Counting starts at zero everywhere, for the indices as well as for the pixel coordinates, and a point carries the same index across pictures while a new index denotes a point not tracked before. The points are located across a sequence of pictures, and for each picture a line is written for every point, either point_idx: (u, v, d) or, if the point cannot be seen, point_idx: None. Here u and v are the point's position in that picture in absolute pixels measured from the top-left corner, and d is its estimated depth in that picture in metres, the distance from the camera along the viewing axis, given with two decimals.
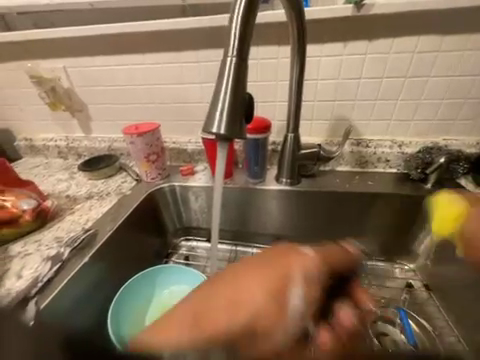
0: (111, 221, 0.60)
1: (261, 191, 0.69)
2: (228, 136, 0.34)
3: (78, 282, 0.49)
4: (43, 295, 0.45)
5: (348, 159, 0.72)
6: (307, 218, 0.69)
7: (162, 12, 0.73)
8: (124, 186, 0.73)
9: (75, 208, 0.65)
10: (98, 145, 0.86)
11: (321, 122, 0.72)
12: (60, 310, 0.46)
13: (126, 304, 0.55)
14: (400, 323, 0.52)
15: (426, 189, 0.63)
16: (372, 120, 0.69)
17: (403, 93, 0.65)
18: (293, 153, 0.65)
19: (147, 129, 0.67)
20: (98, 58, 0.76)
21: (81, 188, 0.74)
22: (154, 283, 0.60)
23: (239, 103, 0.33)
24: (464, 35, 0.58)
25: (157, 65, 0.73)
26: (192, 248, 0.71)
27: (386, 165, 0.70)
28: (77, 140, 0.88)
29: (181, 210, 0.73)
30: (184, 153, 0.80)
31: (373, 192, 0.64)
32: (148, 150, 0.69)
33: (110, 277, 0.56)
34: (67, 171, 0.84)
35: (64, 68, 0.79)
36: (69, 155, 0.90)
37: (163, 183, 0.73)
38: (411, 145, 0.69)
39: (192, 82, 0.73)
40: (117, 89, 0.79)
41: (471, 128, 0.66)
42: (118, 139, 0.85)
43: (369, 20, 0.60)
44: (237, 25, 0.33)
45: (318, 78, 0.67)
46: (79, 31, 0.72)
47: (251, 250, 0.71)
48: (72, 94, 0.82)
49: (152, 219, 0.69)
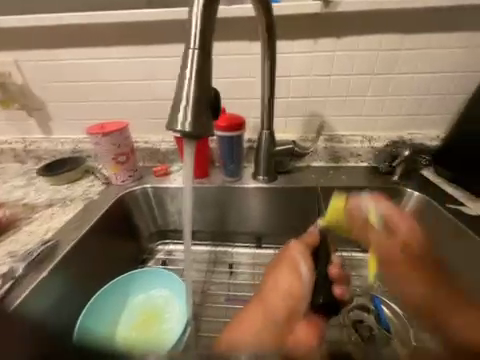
0: (75, 230, 0.55)
1: (238, 189, 0.68)
2: (195, 133, 0.32)
3: (36, 300, 0.44)
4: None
5: (323, 154, 0.73)
6: (284, 214, 0.69)
7: (126, 2, 0.68)
8: (92, 190, 0.67)
9: (33, 217, 0.59)
10: (61, 147, 0.79)
11: (296, 118, 0.72)
12: None
13: (94, 320, 0.50)
14: (373, 309, 0.54)
15: (393, 180, 0.66)
16: (343, 116, 0.72)
17: (370, 89, 0.68)
18: (269, 149, 0.65)
19: (113, 128, 0.63)
20: (55, 52, 0.69)
21: (42, 195, 0.67)
22: (126, 293, 0.56)
23: (204, 98, 0.32)
24: (422, 35, 0.62)
25: (123, 59, 0.68)
26: (169, 252, 0.68)
27: (358, 159, 0.73)
28: (36, 142, 0.80)
29: (156, 212, 0.70)
30: (157, 153, 0.76)
31: (346, 186, 0.66)
32: (117, 150, 0.64)
33: (77, 290, 0.51)
34: (25, 176, 0.76)
35: (14, 62, 0.71)
36: (27, 159, 0.82)
37: (135, 185, 0.69)
38: (380, 139, 0.72)
39: (162, 78, 0.70)
40: (80, 85, 0.73)
41: (431, 123, 0.71)
42: (83, 140, 0.79)
43: (337, 17, 0.61)
44: (198, 15, 0.31)
45: (291, 74, 0.67)
46: (29, 21, 0.65)
47: (231, 249, 0.70)
48: (26, 91, 0.74)
49: (123, 224, 0.65)
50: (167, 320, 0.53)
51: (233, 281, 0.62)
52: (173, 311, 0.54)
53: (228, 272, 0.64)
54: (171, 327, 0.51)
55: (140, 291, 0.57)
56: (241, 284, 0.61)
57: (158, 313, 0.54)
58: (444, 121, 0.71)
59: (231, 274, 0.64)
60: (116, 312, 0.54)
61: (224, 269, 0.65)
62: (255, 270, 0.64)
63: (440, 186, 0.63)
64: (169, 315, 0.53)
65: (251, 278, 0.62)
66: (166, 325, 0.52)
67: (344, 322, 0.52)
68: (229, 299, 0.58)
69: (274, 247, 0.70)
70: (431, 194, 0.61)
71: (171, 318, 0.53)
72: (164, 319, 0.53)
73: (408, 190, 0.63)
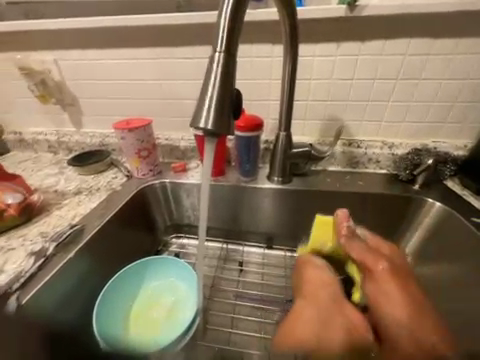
0: (99, 217, 0.59)
1: (252, 189, 0.69)
2: (216, 131, 0.33)
3: (63, 278, 0.48)
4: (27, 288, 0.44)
5: (339, 159, 0.72)
6: (297, 217, 0.69)
7: (157, 7, 0.72)
8: (115, 182, 0.72)
9: (63, 202, 0.64)
10: (89, 140, 0.85)
11: (313, 121, 0.72)
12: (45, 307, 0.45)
13: (112, 301, 0.54)
14: None
15: (413, 189, 0.64)
16: (364, 121, 0.70)
17: (394, 95, 0.66)
18: (285, 151, 0.65)
19: (138, 124, 0.67)
20: (90, 52, 0.75)
21: (71, 183, 0.73)
22: (142, 280, 0.60)
23: (226, 98, 0.33)
24: (454, 40, 0.59)
25: (150, 60, 0.72)
26: (182, 245, 0.71)
27: (376, 165, 0.71)
28: (68, 134, 0.87)
29: (172, 207, 0.73)
30: (176, 150, 0.79)
31: (363, 192, 0.65)
32: (140, 146, 0.68)
33: (96, 272, 0.55)
34: (56, 165, 0.83)
35: (54, 60, 0.78)
36: (59, 150, 0.89)
37: (154, 179, 0.72)
38: (401, 146, 0.70)
39: (186, 78, 0.73)
40: (109, 83, 0.78)
41: (459, 131, 0.68)
42: (109, 134, 0.84)
43: (362, 21, 0.60)
44: (226, 19, 0.32)
45: (312, 77, 0.67)
46: (70, 23, 0.71)
47: (242, 248, 0.72)
48: (63, 87, 0.81)
49: (141, 215, 0.68)
50: (168, 321, 0.53)
51: (242, 278, 0.63)
52: (183, 300, 0.56)
53: (238, 269, 0.65)
54: (180, 315, 0.54)
55: (155, 279, 0.60)
56: (251, 282, 0.62)
57: (166, 306, 0.56)
58: (473, 130, 0.67)
59: (241, 272, 0.65)
60: (131, 295, 0.58)
61: (234, 266, 0.66)
62: (265, 270, 0.65)
63: (465, 198, 0.60)
64: (179, 304, 0.56)
65: (260, 278, 0.63)
66: (175, 312, 0.54)
67: None
68: (238, 296, 0.59)
69: (285, 249, 0.70)
70: (455, 205, 0.58)
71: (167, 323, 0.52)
72: (164, 321, 0.53)
73: (429, 201, 0.61)
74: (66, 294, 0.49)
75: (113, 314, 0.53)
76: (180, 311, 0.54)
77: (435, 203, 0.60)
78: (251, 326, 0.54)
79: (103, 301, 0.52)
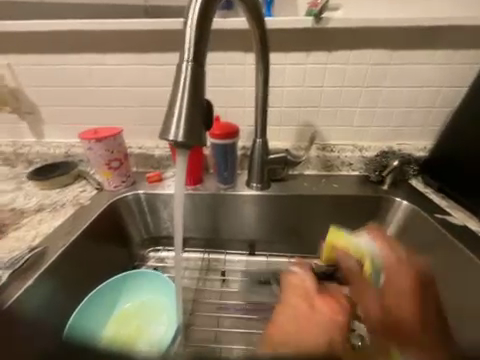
0: (64, 236, 0.54)
1: (231, 196, 0.68)
2: (187, 143, 0.32)
3: (20, 310, 0.42)
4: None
5: (315, 163, 0.75)
6: (278, 222, 0.69)
7: (124, 11, 0.69)
8: (82, 195, 0.66)
9: (21, 222, 0.58)
10: (52, 151, 0.78)
11: (289, 127, 0.74)
12: None
13: (85, 320, 0.50)
14: None
15: (383, 189, 0.68)
16: (335, 126, 0.73)
17: (361, 101, 0.70)
18: (262, 157, 0.66)
19: (107, 133, 0.63)
20: (50, 57, 0.69)
21: (31, 200, 0.66)
22: (119, 296, 0.56)
23: (196, 108, 0.32)
24: (410, 51, 0.65)
25: (119, 66, 0.69)
26: (160, 259, 0.67)
27: (349, 168, 0.75)
28: (27, 145, 0.79)
29: (148, 219, 0.69)
30: (151, 159, 0.76)
31: (338, 194, 0.68)
32: (110, 156, 0.64)
33: (62, 299, 0.49)
34: (14, 180, 0.74)
35: (8, 65, 0.71)
36: (17, 163, 0.80)
37: (127, 191, 0.68)
38: (370, 149, 0.74)
39: (158, 85, 0.71)
40: (74, 90, 0.72)
41: (419, 134, 0.74)
42: (76, 144, 0.78)
43: (328, 32, 0.64)
44: (192, 29, 0.32)
45: (285, 84, 0.69)
46: (26, 26, 0.65)
47: (224, 256, 0.70)
48: (19, 94, 0.74)
49: (115, 230, 0.64)
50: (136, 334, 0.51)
51: (225, 289, 0.62)
52: (163, 316, 0.53)
53: (221, 279, 0.64)
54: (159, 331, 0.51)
55: (134, 294, 0.56)
56: (234, 292, 0.61)
57: (143, 317, 0.54)
58: (431, 133, 0.74)
59: (224, 282, 0.63)
60: (121, 291, 0.56)
61: (216, 277, 0.64)
62: (248, 277, 0.64)
63: (428, 196, 0.65)
64: (158, 320, 0.53)
65: (243, 286, 0.62)
66: (153, 329, 0.51)
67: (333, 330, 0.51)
68: (221, 308, 0.57)
69: (267, 255, 0.70)
70: (419, 203, 0.63)
71: (132, 336, 0.51)
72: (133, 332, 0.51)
73: (396, 200, 0.65)
74: (26, 328, 0.43)
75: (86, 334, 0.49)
76: (158, 330, 0.51)
77: (402, 202, 0.64)
78: (236, 338, 0.53)
79: (77, 320, 0.48)
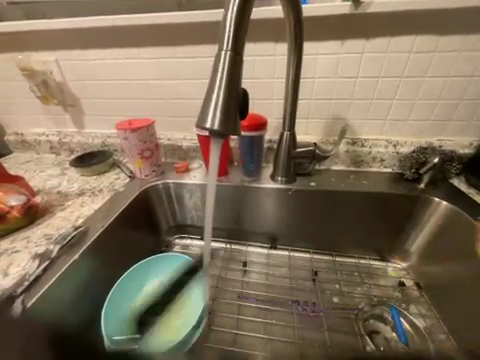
0: (102, 219, 0.58)
1: (254, 189, 0.68)
2: (222, 132, 0.33)
3: (67, 282, 0.46)
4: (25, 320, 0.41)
5: (343, 158, 0.72)
6: (302, 217, 0.68)
7: (158, 6, 0.71)
8: (117, 182, 0.72)
9: (66, 204, 0.64)
10: (91, 141, 0.85)
11: (317, 120, 0.71)
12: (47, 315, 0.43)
13: (122, 292, 0.55)
14: (391, 320, 0.54)
15: (419, 188, 0.63)
16: (368, 119, 0.70)
17: (399, 93, 0.66)
18: (289, 150, 0.65)
19: (140, 124, 0.66)
20: (91, 52, 0.74)
21: (73, 184, 0.72)
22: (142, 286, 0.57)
23: (233, 98, 0.33)
24: (461, 36, 0.58)
25: (151, 60, 0.72)
26: (185, 246, 0.71)
27: (381, 164, 0.71)
28: (70, 135, 0.86)
29: (175, 208, 0.72)
30: (179, 150, 0.79)
31: (368, 192, 0.65)
32: (142, 146, 0.68)
33: (101, 274, 0.54)
34: (58, 166, 0.82)
35: (55, 60, 0.77)
36: (61, 151, 0.88)
37: (157, 179, 0.72)
38: (406, 145, 0.69)
39: (188, 78, 0.72)
40: (110, 83, 0.77)
41: (464, 129, 0.67)
42: (111, 135, 0.84)
43: (366, 18, 0.60)
44: (233, 18, 0.32)
45: (315, 76, 0.67)
46: (70, 23, 0.70)
47: (246, 248, 0.71)
48: (64, 88, 0.80)
49: (145, 216, 0.68)
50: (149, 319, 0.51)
51: (246, 279, 0.63)
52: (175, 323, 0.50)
53: (242, 270, 0.65)
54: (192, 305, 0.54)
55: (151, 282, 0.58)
56: (255, 283, 0.62)
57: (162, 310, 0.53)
58: (479, 128, 0.66)
59: (245, 272, 0.65)
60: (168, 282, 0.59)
61: (238, 267, 0.66)
62: (269, 270, 0.65)
63: (472, 197, 0.59)
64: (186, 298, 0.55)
65: (264, 278, 0.63)
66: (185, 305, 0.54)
67: (358, 331, 0.52)
68: (242, 297, 0.59)
69: (289, 249, 0.70)
70: (461, 204, 0.57)
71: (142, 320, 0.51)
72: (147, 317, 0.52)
73: (435, 200, 0.60)
74: (74, 294, 0.48)
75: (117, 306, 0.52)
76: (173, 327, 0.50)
77: (442, 202, 0.59)
78: (257, 327, 0.54)
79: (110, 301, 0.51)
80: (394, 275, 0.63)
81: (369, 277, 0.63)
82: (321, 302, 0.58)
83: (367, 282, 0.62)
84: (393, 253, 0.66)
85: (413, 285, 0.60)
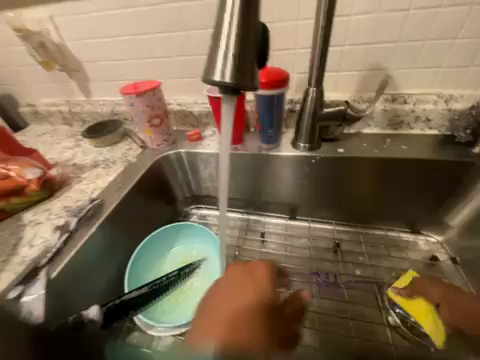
0: (117, 191, 0.57)
1: (272, 158, 0.62)
2: (236, 84, 0.27)
3: (87, 254, 0.47)
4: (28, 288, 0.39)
5: (379, 119, 0.61)
6: (326, 187, 0.62)
7: None
8: (130, 153, 0.69)
9: (82, 176, 0.64)
10: (100, 110, 0.81)
11: (351, 73, 0.59)
12: (70, 284, 0.43)
13: (146, 255, 0.57)
14: None
15: (472, 153, 0.53)
16: (416, 68, 0.56)
17: (463, 29, 0.51)
18: (314, 111, 0.55)
19: (147, 88, 0.60)
20: (84, 3, 0.65)
21: (87, 156, 0.71)
22: (152, 270, 0.57)
23: (249, 37, 0.26)
24: None
25: (152, 7, 0.61)
26: (202, 216, 0.70)
27: (425, 126, 0.60)
28: (79, 104, 0.83)
29: (190, 178, 0.70)
30: (190, 116, 0.73)
31: (407, 158, 0.55)
32: (151, 112, 0.62)
33: (120, 244, 0.55)
34: (73, 138, 0.81)
35: (50, 17, 0.69)
36: (74, 122, 0.86)
37: (169, 149, 0.68)
38: (462, 99, 0.56)
39: (195, 28, 0.62)
40: (111, 41, 0.69)
41: None
42: (119, 102, 0.79)
43: None
44: None
45: (352, 12, 0.53)
46: None
47: (263, 219, 0.69)
48: (64, 50, 0.74)
49: (160, 187, 0.66)
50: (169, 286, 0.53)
51: (264, 249, 0.61)
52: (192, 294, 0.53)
53: (260, 240, 0.63)
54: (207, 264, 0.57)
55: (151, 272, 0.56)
56: (273, 254, 0.61)
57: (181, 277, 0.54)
58: None
59: (263, 243, 0.63)
60: (189, 252, 0.60)
61: (255, 237, 0.64)
62: (288, 242, 0.63)
63: None
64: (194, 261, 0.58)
65: (283, 249, 0.61)
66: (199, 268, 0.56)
67: (382, 304, 0.50)
68: None
69: (309, 220, 0.66)
70: None
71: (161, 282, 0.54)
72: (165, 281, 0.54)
73: None
74: (97, 262, 0.49)
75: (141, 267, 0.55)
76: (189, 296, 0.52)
77: None
78: None
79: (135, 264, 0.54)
80: (426, 249, 0.58)
81: (397, 250, 0.58)
82: (343, 274, 0.55)
83: (395, 255, 0.57)
84: (429, 226, 0.60)
85: (448, 261, 0.55)
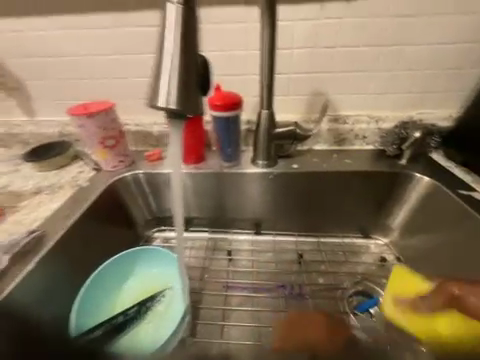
0: (63, 219, 0.52)
1: (234, 176, 0.65)
2: (182, 110, 0.30)
3: (20, 297, 0.42)
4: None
5: (326, 137, 0.68)
6: (286, 200, 0.66)
7: None
8: (81, 177, 0.64)
9: (20, 205, 0.56)
10: (46, 131, 0.74)
11: (299, 97, 0.66)
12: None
13: (100, 290, 0.52)
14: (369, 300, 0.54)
15: (400, 164, 0.62)
16: (350, 94, 0.65)
17: (380, 64, 0.62)
18: (269, 132, 0.60)
19: (98, 108, 0.58)
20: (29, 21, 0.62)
21: (28, 182, 0.63)
22: (106, 306, 0.51)
23: (190, 69, 0.30)
24: None
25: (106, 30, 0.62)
26: (166, 239, 0.66)
27: (363, 142, 0.68)
28: (20, 125, 0.75)
29: (150, 200, 0.66)
30: (150, 137, 0.71)
31: (351, 171, 0.63)
32: (104, 133, 0.60)
33: (66, 279, 0.49)
34: (10, 162, 0.72)
35: None
36: (12, 144, 0.77)
37: (126, 171, 0.64)
38: (388, 120, 0.67)
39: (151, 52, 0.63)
40: (60, 61, 0.66)
41: (445, 101, 0.65)
42: (69, 122, 0.73)
43: None
44: None
45: (294, 46, 0.61)
46: None
47: (230, 236, 0.68)
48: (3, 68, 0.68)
49: (117, 212, 0.61)
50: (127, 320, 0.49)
51: (231, 268, 0.61)
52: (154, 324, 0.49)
53: (227, 259, 0.63)
54: (171, 290, 0.53)
55: (110, 306, 0.51)
56: (240, 272, 0.60)
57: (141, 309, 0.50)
58: (459, 99, 0.65)
59: (230, 261, 0.62)
60: (148, 280, 0.55)
61: (222, 256, 0.63)
62: (254, 257, 0.63)
63: (450, 171, 0.59)
64: (158, 290, 0.54)
65: (250, 266, 0.61)
66: (163, 295, 0.53)
67: (343, 310, 0.53)
68: (228, 287, 0.57)
69: (274, 233, 0.68)
70: (439, 177, 0.58)
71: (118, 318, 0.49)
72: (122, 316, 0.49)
73: (417, 175, 0.60)
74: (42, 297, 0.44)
75: (95, 303, 0.50)
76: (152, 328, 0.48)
77: (423, 177, 0.59)
78: (243, 316, 0.53)
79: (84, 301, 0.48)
80: (377, 251, 0.63)
81: (352, 255, 0.63)
82: (306, 284, 0.58)
83: (350, 260, 0.62)
84: (375, 231, 0.66)
85: (394, 260, 0.61)
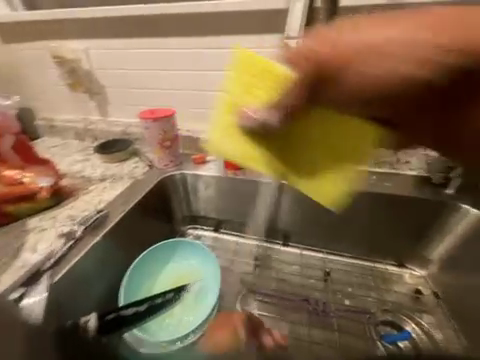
0: (122, 205, 0.62)
1: (267, 186, 0.68)
2: None
3: (85, 263, 0.52)
4: (31, 291, 0.46)
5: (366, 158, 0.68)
6: (318, 217, 0.66)
7: None
8: (137, 171, 0.74)
9: (89, 188, 0.67)
10: (113, 129, 0.87)
11: None
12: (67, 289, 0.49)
13: (142, 272, 0.59)
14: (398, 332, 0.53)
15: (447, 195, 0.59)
16: None
17: None
18: None
19: (162, 114, 0.68)
20: (118, 41, 0.76)
21: (96, 170, 0.75)
22: (148, 286, 0.59)
23: None
24: None
25: (176, 50, 0.73)
26: (198, 236, 0.72)
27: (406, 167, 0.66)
28: (94, 122, 0.90)
29: (190, 199, 0.73)
30: (198, 142, 0.79)
31: (390, 195, 0.62)
32: (163, 136, 0.69)
33: (117, 256, 0.58)
34: (83, 152, 0.86)
35: (85, 50, 0.80)
36: (85, 137, 0.92)
37: (175, 170, 0.72)
38: None
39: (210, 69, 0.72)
40: (135, 73, 0.79)
41: None
42: (133, 124, 0.86)
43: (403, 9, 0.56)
44: None
45: None
46: (102, 14, 0.73)
47: (256, 243, 0.70)
48: (91, 76, 0.84)
49: (162, 205, 0.70)
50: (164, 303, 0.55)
51: (257, 273, 0.64)
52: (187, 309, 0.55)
53: (253, 264, 0.65)
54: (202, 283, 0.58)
55: (151, 287, 0.59)
56: (265, 279, 0.62)
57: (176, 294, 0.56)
58: None
59: (257, 267, 0.65)
60: (183, 269, 0.61)
61: (248, 261, 0.66)
62: (280, 267, 0.64)
63: None
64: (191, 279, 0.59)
65: (275, 274, 0.63)
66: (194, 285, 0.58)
67: (370, 335, 0.53)
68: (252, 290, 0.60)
69: (301, 248, 0.68)
70: None
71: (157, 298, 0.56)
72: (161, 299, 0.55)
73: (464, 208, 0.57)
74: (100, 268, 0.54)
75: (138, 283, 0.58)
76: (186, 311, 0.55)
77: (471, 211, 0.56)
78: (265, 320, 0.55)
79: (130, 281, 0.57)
80: (411, 282, 0.60)
81: (384, 282, 0.61)
82: (331, 303, 0.58)
83: (382, 287, 0.60)
84: (412, 261, 0.62)
85: (430, 295, 0.58)
